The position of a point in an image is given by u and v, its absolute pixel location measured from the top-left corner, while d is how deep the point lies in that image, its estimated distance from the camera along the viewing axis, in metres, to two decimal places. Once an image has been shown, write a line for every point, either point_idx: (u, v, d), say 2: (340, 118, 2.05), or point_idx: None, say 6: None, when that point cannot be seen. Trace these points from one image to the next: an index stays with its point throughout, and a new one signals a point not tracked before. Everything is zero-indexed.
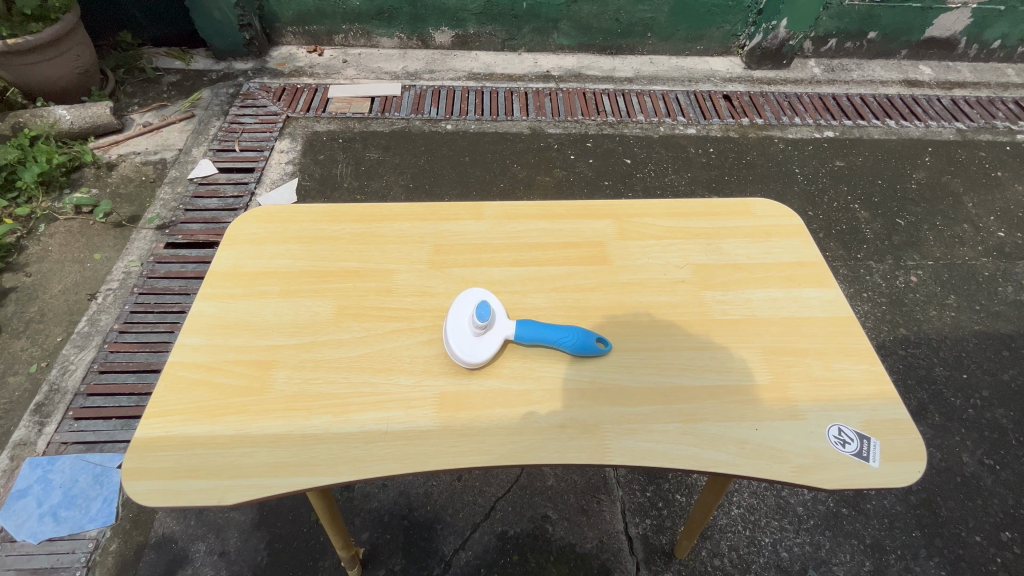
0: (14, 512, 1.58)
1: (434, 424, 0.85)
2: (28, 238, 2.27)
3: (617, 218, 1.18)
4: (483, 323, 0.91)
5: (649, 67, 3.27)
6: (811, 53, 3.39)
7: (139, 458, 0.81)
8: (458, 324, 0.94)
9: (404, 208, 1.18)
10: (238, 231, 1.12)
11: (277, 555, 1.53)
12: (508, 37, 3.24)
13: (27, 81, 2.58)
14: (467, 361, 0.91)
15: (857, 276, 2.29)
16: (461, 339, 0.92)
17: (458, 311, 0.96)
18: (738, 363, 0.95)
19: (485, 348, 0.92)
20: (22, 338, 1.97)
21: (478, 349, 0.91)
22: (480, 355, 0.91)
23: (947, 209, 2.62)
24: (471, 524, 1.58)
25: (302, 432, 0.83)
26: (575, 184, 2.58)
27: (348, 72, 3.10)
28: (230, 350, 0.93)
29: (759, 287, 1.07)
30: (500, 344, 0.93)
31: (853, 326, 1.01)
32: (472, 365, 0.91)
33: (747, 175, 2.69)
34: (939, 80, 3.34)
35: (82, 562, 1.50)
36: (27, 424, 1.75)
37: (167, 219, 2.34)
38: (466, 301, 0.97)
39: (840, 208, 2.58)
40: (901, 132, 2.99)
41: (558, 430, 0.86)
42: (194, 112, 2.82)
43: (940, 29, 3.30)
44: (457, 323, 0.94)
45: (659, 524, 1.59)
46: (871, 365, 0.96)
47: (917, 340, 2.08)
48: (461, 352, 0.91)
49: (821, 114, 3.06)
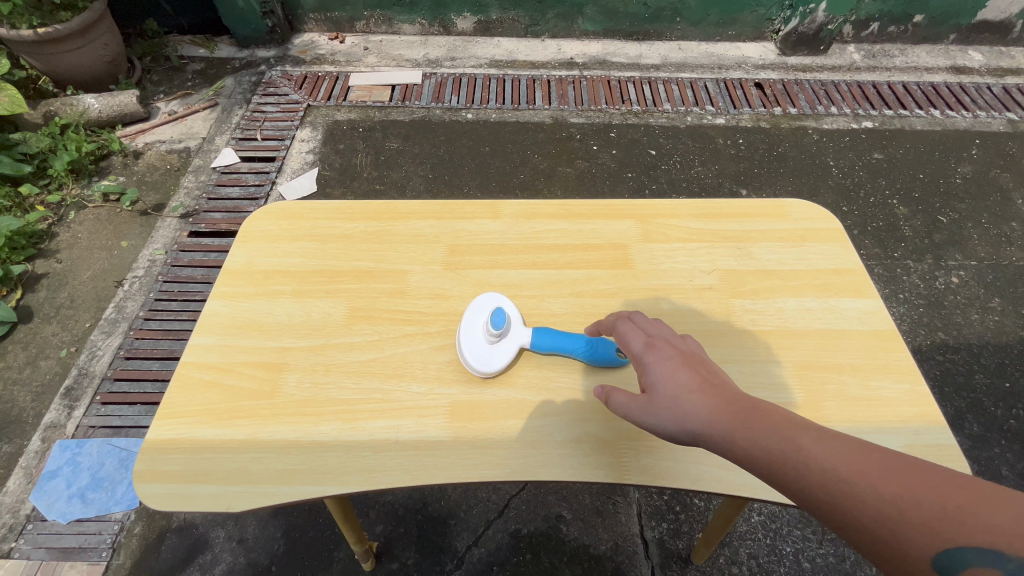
0: (44, 492, 1.63)
1: (444, 435, 0.82)
2: (58, 225, 2.32)
3: (641, 219, 1.12)
4: (497, 328, 0.88)
5: (678, 54, 3.15)
6: (851, 38, 3.21)
7: (150, 460, 0.80)
8: (471, 330, 0.91)
9: (419, 205, 1.15)
10: (252, 229, 1.10)
11: (293, 544, 1.55)
12: (531, 23, 3.15)
13: (56, 68, 2.61)
14: (479, 370, 0.88)
15: (892, 276, 2.18)
16: (474, 347, 0.89)
17: (473, 318, 0.92)
18: (767, 378, 0.90)
19: (500, 354, 0.88)
20: (53, 324, 2.02)
21: (493, 357, 0.88)
22: (494, 363, 0.88)
23: (994, 207, 2.46)
24: (484, 522, 1.56)
25: (311, 440, 0.82)
26: (597, 176, 2.50)
27: (369, 59, 3.06)
28: (241, 352, 0.92)
29: (792, 296, 1.00)
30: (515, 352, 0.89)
31: (895, 341, 0.94)
32: (487, 374, 0.88)
33: (778, 167, 2.58)
34: (990, 66, 3.13)
35: (108, 543, 1.54)
36: (58, 407, 1.80)
37: (190, 207, 2.37)
38: (482, 307, 0.93)
39: (877, 204, 2.45)
40: (945, 123, 2.82)
41: (574, 446, 0.82)
42: (217, 101, 2.83)
43: (993, 11, 3.09)
44: (469, 328, 0.91)
45: (676, 529, 1.55)
46: (913, 385, 0.89)
47: (956, 346, 1.97)
48: (473, 359, 0.88)
49: (860, 103, 2.90)
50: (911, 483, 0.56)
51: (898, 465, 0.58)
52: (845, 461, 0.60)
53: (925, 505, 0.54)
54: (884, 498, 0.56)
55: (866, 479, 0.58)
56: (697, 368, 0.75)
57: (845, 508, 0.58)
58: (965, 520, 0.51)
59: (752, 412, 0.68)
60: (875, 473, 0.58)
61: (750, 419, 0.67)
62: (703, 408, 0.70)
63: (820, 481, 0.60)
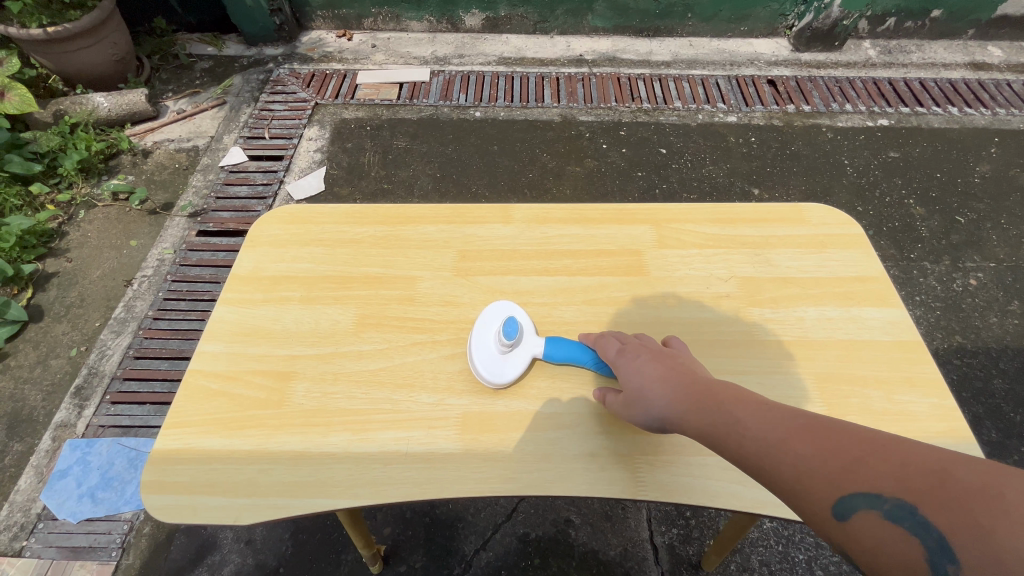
0: (54, 490, 1.64)
1: (455, 447, 0.81)
2: (68, 224, 2.33)
3: (655, 223, 1.10)
4: (511, 338, 0.86)
5: (689, 50, 3.10)
6: (866, 34, 3.15)
7: (157, 470, 0.79)
8: (482, 339, 0.89)
9: (429, 209, 1.13)
10: (260, 233, 1.09)
11: (301, 546, 1.54)
12: (540, 19, 3.12)
13: (66, 67, 2.62)
14: (491, 381, 0.86)
15: (909, 277, 2.13)
16: (485, 356, 0.87)
17: (484, 327, 0.91)
18: (788, 390, 0.87)
19: (513, 365, 0.87)
20: (63, 323, 2.03)
21: (505, 367, 0.86)
22: (507, 374, 0.86)
23: (1014, 207, 2.41)
24: (492, 525, 1.55)
25: (320, 451, 0.80)
26: (606, 175, 2.47)
27: (376, 57, 3.04)
28: (248, 360, 0.90)
29: (812, 304, 0.97)
30: (528, 362, 0.88)
31: (920, 352, 0.91)
32: (498, 386, 0.86)
33: (791, 166, 2.53)
34: (1010, 62, 3.05)
35: (117, 543, 1.55)
36: (68, 406, 1.81)
37: (199, 206, 2.36)
38: (493, 315, 0.92)
39: (893, 204, 2.40)
40: (964, 121, 2.75)
41: (588, 460, 0.80)
42: (225, 99, 2.83)
43: (1014, 6, 3.01)
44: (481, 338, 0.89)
45: (686, 534, 1.53)
46: (939, 400, 0.86)
47: (975, 349, 1.93)
48: (485, 370, 0.86)
49: (875, 101, 2.84)
50: (825, 444, 0.60)
51: (817, 429, 0.61)
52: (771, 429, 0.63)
53: (838, 463, 0.58)
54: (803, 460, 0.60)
55: (784, 444, 0.62)
56: (660, 358, 0.80)
57: (769, 471, 0.61)
58: (867, 474, 0.55)
59: (701, 393, 0.72)
60: (796, 437, 0.62)
61: (699, 399, 0.71)
62: (659, 394, 0.75)
63: (751, 449, 0.64)
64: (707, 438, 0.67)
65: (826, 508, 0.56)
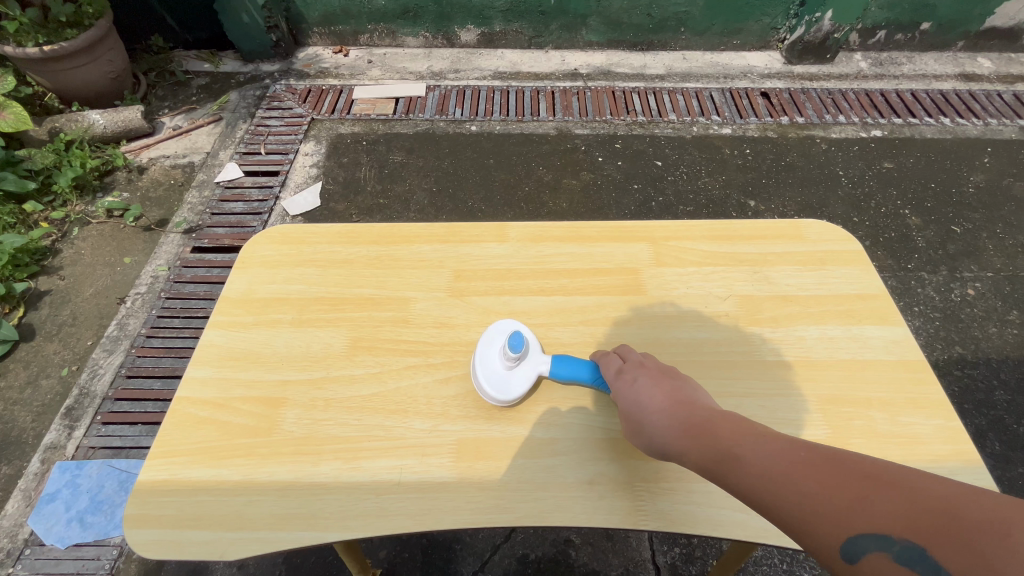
0: (42, 515, 1.60)
1: (450, 476, 0.78)
2: (61, 241, 2.31)
3: (652, 241, 1.09)
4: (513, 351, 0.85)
5: (682, 64, 3.13)
6: (857, 46, 3.18)
7: (142, 504, 0.76)
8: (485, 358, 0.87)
9: (423, 228, 1.11)
10: (252, 254, 1.07)
11: (295, 570, 1.50)
12: (534, 34, 3.14)
13: (62, 85, 2.62)
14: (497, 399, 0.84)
15: (907, 288, 2.12)
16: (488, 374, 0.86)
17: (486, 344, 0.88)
18: (790, 413, 0.85)
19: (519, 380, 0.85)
20: (54, 342, 2.00)
21: (511, 383, 0.84)
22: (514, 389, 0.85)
23: (1010, 216, 2.42)
24: (490, 546, 1.51)
25: (310, 481, 0.78)
26: (602, 187, 2.47)
27: (372, 72, 3.05)
28: (237, 386, 0.88)
29: (813, 323, 0.96)
30: (534, 379, 0.86)
31: (923, 372, 0.90)
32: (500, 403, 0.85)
33: (786, 178, 2.54)
34: (1000, 73, 3.08)
35: (106, 569, 1.51)
36: (58, 428, 1.77)
37: (193, 223, 2.35)
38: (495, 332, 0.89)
39: (889, 214, 2.40)
40: (957, 131, 2.77)
41: (587, 487, 0.78)
42: (221, 115, 2.83)
43: (1001, 18, 3.05)
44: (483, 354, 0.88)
45: (688, 554, 1.49)
46: (945, 421, 0.84)
47: (975, 360, 1.91)
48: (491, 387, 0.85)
49: (868, 112, 2.86)
50: (830, 478, 0.57)
51: (821, 459, 0.59)
52: (774, 461, 0.61)
53: (844, 498, 0.55)
54: (809, 495, 0.57)
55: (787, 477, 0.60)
56: (660, 382, 0.79)
57: (774, 506, 0.59)
58: (872, 510, 0.53)
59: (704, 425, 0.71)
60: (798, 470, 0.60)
61: (701, 430, 0.70)
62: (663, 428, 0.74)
63: (753, 482, 0.62)
64: (709, 470, 0.66)
65: (832, 547, 0.54)
